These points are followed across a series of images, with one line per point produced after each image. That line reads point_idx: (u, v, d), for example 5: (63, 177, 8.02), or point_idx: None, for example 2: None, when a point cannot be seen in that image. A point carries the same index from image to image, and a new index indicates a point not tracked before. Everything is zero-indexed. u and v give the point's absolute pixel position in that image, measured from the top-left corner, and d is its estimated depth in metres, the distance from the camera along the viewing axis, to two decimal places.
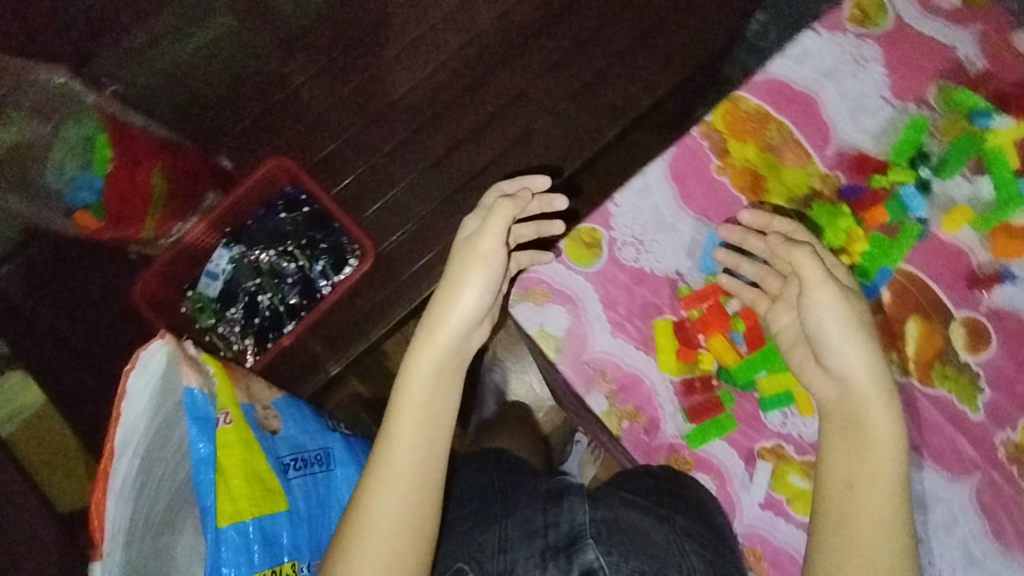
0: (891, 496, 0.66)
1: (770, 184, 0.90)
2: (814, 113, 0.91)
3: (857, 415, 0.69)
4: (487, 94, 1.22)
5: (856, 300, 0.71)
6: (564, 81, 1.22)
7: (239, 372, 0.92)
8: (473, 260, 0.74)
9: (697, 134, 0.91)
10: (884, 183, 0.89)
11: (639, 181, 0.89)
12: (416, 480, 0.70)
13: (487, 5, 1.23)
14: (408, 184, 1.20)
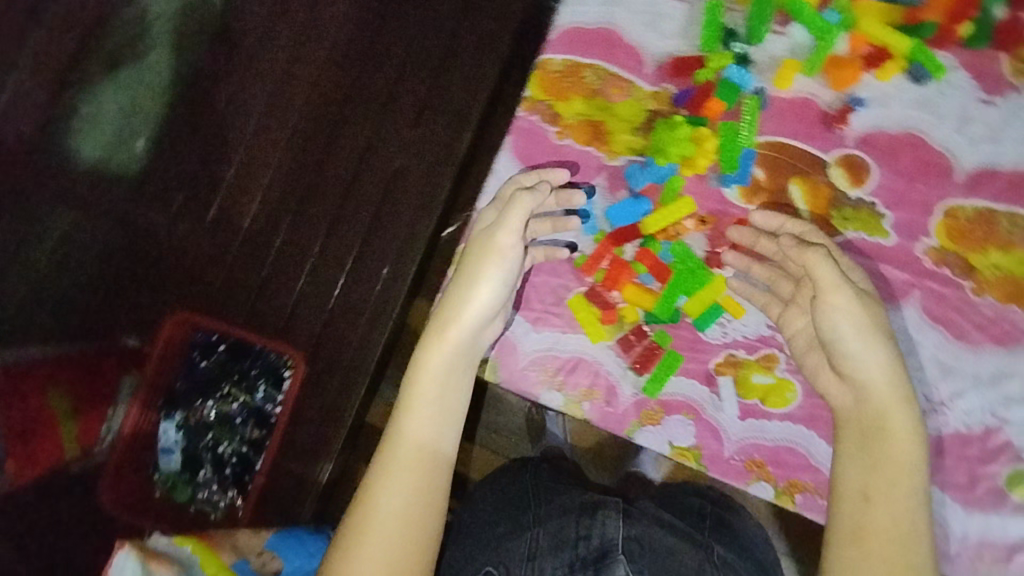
0: (906, 510, 0.65)
1: (610, 126, 0.90)
2: (618, 42, 0.92)
3: (879, 417, 0.69)
4: (339, 156, 1.20)
5: (870, 303, 0.72)
6: (403, 111, 1.22)
7: (222, 535, 0.94)
8: (490, 256, 0.79)
9: (524, 113, 0.92)
10: (709, 74, 0.89)
11: (493, 182, 0.91)
12: (425, 470, 0.72)
13: (299, 74, 1.21)
14: (308, 274, 1.18)
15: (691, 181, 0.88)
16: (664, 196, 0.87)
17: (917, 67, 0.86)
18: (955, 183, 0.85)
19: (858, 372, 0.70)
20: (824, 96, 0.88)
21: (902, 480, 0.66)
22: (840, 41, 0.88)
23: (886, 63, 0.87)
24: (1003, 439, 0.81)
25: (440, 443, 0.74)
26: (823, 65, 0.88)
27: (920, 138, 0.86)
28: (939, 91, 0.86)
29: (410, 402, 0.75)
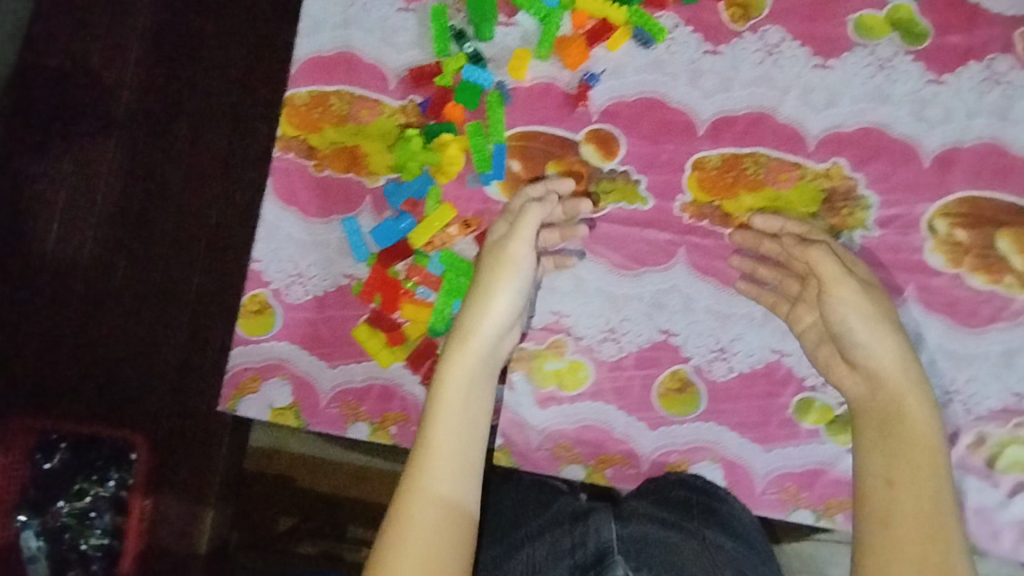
0: (935, 492, 0.65)
1: (365, 148, 0.91)
2: (359, 64, 0.92)
3: (893, 408, 0.70)
4: (129, 217, 1.13)
5: (877, 297, 0.75)
6: (186, 152, 1.14)
7: None
8: (504, 268, 0.77)
9: (280, 153, 0.92)
10: (447, 79, 0.89)
11: (263, 227, 0.91)
12: (455, 493, 0.66)
13: (69, 141, 1.14)
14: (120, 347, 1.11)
15: (450, 187, 0.88)
16: (427, 207, 0.87)
17: (640, 32, 0.88)
18: (697, 137, 0.87)
19: (865, 365, 0.73)
20: (562, 77, 0.90)
21: (925, 457, 0.67)
22: (565, 21, 0.90)
23: (612, 34, 0.88)
24: (786, 370, 0.83)
25: (471, 448, 0.69)
26: (555, 47, 0.89)
27: (658, 99, 0.88)
28: (667, 50, 0.88)
29: (441, 405, 0.71)
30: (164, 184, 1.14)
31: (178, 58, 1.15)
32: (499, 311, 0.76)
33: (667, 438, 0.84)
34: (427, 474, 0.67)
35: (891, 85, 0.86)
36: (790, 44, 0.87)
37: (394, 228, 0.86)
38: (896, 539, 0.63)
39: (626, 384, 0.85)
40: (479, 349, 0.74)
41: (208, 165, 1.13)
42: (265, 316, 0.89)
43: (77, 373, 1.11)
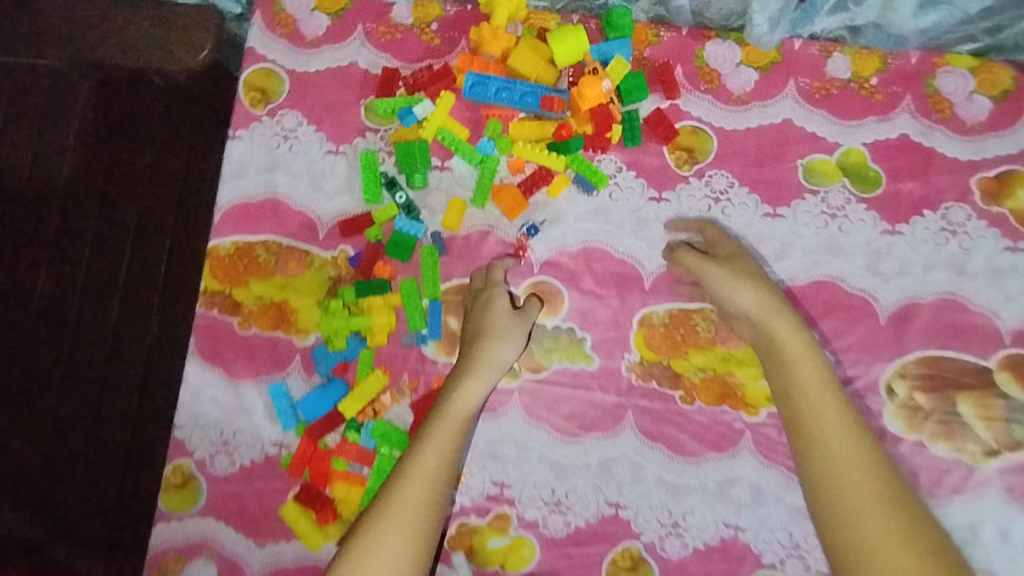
0: (860, 449, 0.66)
1: (294, 303, 0.85)
2: (285, 211, 0.86)
3: (814, 399, 0.69)
4: (49, 351, 1.04)
5: (745, 258, 0.79)
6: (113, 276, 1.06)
7: None
8: (491, 336, 0.77)
9: (203, 309, 0.86)
10: (377, 232, 0.84)
11: (186, 392, 0.85)
12: (430, 484, 0.67)
13: None
14: (34, 497, 1.01)
15: (383, 348, 0.83)
16: (359, 373, 0.82)
17: (581, 179, 0.83)
18: (644, 292, 0.83)
19: (783, 365, 0.72)
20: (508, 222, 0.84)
21: (839, 426, 0.67)
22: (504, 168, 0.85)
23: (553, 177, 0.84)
24: (743, 545, 0.79)
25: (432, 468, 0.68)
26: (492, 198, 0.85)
27: (603, 250, 0.84)
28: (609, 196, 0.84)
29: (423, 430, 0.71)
30: (83, 308, 1.05)
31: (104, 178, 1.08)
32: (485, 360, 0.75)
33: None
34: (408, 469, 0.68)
35: (845, 236, 0.81)
36: (737, 190, 0.83)
37: (323, 397, 0.81)
38: (853, 527, 0.61)
39: (574, 561, 0.80)
40: (465, 401, 0.72)
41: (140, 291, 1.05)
42: (189, 490, 0.83)
43: None
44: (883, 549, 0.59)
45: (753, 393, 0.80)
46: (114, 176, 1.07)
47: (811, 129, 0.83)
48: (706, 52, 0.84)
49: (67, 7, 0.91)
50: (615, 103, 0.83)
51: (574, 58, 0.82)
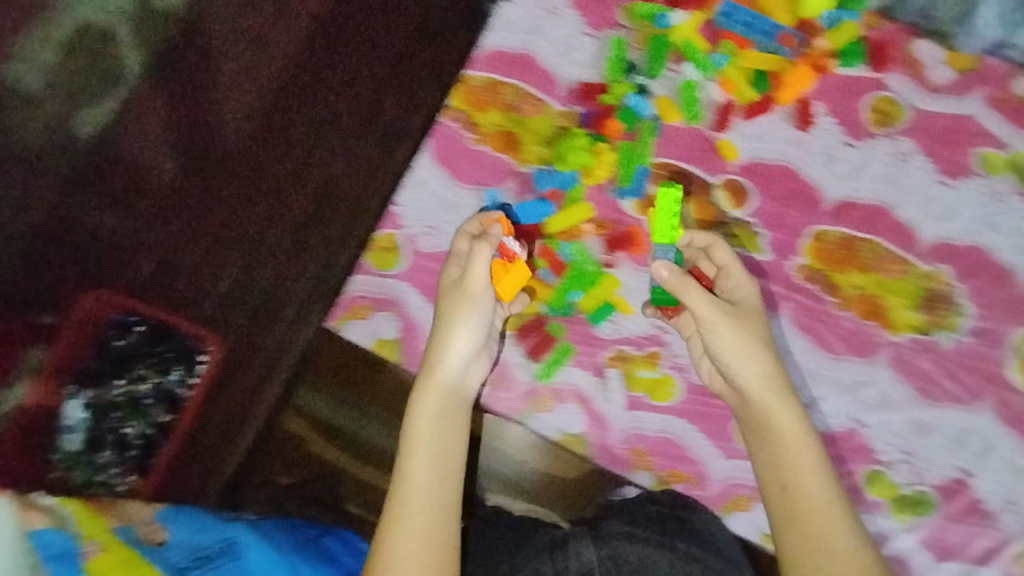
0: (822, 497, 0.73)
1: (522, 137, 0.99)
2: (536, 67, 1.02)
3: (793, 481, 0.74)
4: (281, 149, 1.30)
5: (748, 320, 0.80)
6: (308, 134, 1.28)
7: (109, 501, 0.90)
8: (464, 303, 0.83)
9: (445, 120, 1.00)
10: (612, 99, 0.99)
11: (411, 178, 0.98)
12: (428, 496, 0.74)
13: (218, 62, 1.30)
14: (233, 269, 1.24)
15: (590, 189, 0.96)
16: (567, 200, 0.95)
17: (664, 249, 0.85)
18: (822, 211, 0.96)
19: (770, 445, 0.76)
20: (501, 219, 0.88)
21: (802, 468, 0.74)
22: (483, 260, 0.82)
23: (519, 261, 0.86)
24: (861, 440, 0.89)
25: (433, 522, 0.73)
26: (507, 297, 0.88)
27: (795, 170, 0.97)
28: (683, 285, 0.79)
29: (410, 487, 0.75)
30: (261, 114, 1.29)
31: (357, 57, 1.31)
32: (459, 424, 0.80)
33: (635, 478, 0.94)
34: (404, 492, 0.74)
35: (1004, 216, 0.95)
36: (918, 157, 0.98)
37: (535, 210, 0.94)
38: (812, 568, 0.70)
39: (711, 412, 0.89)
40: (418, 470, 0.76)
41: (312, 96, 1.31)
42: (393, 255, 0.95)
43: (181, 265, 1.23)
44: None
45: (897, 317, 0.92)
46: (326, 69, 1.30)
47: (993, 128, 0.98)
48: (920, 51, 1.00)
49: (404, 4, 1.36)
50: (830, 59, 0.99)
51: (812, 13, 0.99)
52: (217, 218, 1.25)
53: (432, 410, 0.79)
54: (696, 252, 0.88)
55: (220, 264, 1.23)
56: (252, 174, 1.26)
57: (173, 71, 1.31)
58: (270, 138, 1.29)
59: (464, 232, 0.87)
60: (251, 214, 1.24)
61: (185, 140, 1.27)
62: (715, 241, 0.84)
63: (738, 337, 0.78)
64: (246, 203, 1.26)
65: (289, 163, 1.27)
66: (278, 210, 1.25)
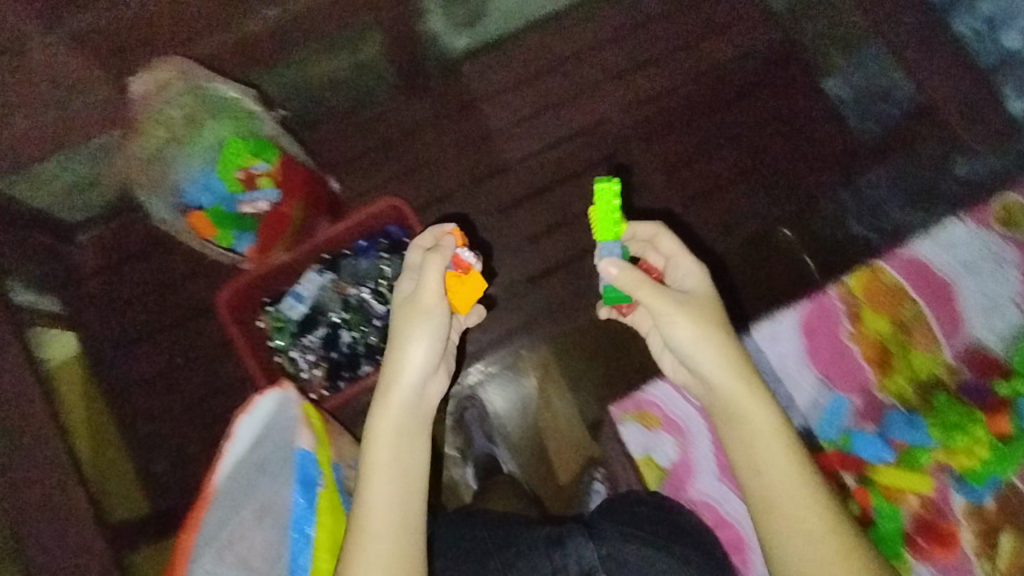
0: (809, 501, 0.69)
1: (897, 362, 0.90)
2: (949, 302, 0.92)
3: (768, 490, 0.70)
4: (604, 173, 1.29)
5: (715, 316, 0.74)
6: (631, 173, 1.30)
7: (336, 427, 0.88)
8: (415, 315, 0.76)
9: (835, 293, 0.92)
10: (1010, 390, 0.87)
11: (769, 327, 0.91)
12: (389, 525, 0.70)
13: (601, 67, 1.32)
14: (503, 249, 1.25)
15: (934, 462, 0.86)
16: (904, 458, 0.87)
17: (608, 250, 0.76)
18: None
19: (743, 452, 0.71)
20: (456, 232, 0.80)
21: (785, 471, 0.70)
22: (434, 269, 0.76)
23: (474, 273, 0.80)
24: None
25: (406, 521, 0.70)
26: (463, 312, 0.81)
27: None
28: (635, 284, 0.72)
29: (368, 502, 0.71)
30: (608, 137, 1.31)
31: (715, 142, 1.32)
32: (421, 444, 0.75)
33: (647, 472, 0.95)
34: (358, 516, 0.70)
35: None
36: None
37: (865, 447, 0.88)
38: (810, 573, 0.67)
39: None
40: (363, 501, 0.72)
41: (654, 144, 1.31)
42: None
43: (467, 210, 1.25)
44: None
45: None
46: (685, 135, 1.32)
47: None
48: None
49: (787, 119, 1.33)
50: None
51: None
52: (517, 193, 1.27)
53: (390, 428, 0.74)
54: (643, 246, 0.83)
55: (496, 233, 1.25)
56: (568, 177, 1.28)
57: (559, 48, 1.32)
58: (600, 158, 1.30)
59: (416, 245, 0.81)
60: (547, 214, 1.26)
61: (536, 111, 1.29)
62: (659, 229, 0.80)
63: (695, 326, 0.73)
64: (549, 200, 1.27)
65: (604, 192, 1.28)
66: (568, 226, 1.26)
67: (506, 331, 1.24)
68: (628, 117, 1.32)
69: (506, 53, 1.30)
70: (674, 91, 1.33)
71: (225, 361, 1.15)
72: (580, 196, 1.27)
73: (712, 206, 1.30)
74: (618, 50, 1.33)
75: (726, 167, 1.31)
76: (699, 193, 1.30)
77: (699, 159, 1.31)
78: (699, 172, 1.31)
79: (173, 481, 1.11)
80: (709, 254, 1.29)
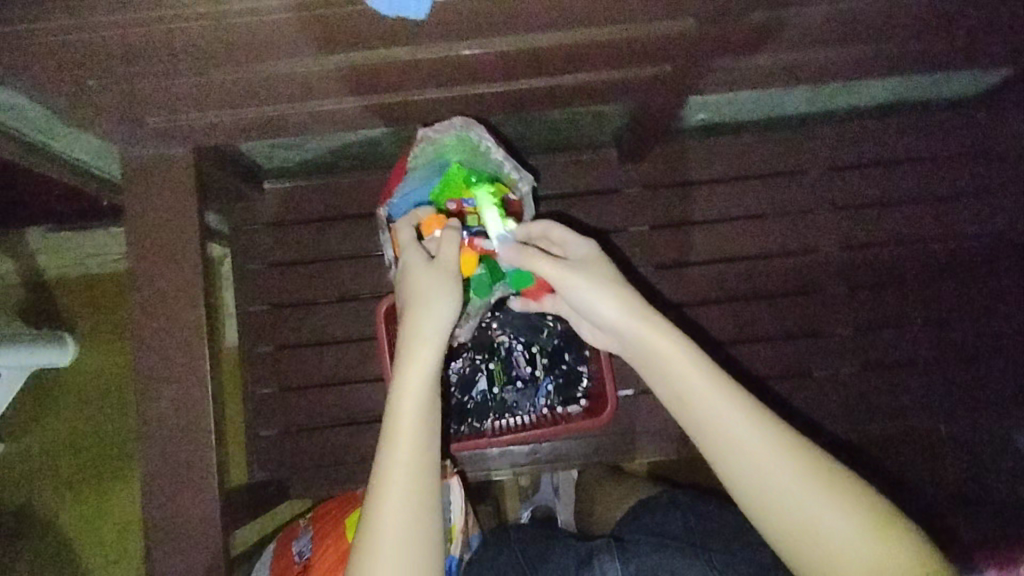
0: (786, 471, 0.65)
1: None
2: None
3: (743, 466, 0.66)
4: (789, 305, 1.21)
5: (587, 270, 0.76)
6: (818, 314, 1.21)
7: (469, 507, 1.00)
8: (425, 291, 0.72)
9: None
10: None
11: None
12: (412, 491, 0.67)
13: (831, 195, 1.21)
14: None
15: None
16: None
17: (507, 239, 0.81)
18: None
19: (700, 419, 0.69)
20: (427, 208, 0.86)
21: (759, 453, 0.66)
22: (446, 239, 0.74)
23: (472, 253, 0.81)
24: None
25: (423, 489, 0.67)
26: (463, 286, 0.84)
27: None
28: (527, 256, 0.76)
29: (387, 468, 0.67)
30: (808, 269, 1.21)
31: (918, 315, 1.22)
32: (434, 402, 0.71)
33: (683, 493, 0.95)
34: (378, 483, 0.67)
35: None
36: None
37: None
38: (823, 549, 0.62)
39: None
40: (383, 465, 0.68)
41: (853, 294, 1.21)
42: None
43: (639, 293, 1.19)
44: (860, 561, 0.61)
45: None
46: (889, 296, 1.22)
47: None
48: None
49: (1002, 320, 1.23)
50: None
51: None
52: (694, 294, 1.20)
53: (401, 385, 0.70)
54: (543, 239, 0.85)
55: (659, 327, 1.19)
56: (752, 297, 1.20)
57: (795, 160, 1.21)
58: (792, 289, 1.21)
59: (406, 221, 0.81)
60: (717, 326, 1.20)
61: (746, 217, 1.20)
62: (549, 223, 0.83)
63: (587, 280, 0.74)
64: (725, 312, 1.20)
65: (782, 325, 1.21)
66: (736, 344, 1.20)
67: (633, 428, 1.18)
68: (836, 257, 1.21)
69: (739, 147, 1.21)
70: (896, 246, 1.22)
71: (361, 358, 1.14)
72: (759, 322, 1.20)
73: (889, 379, 1.21)
74: (856, 185, 1.22)
75: (919, 345, 1.22)
76: (880, 361, 1.21)
77: (894, 326, 1.22)
78: (889, 340, 1.22)
79: (276, 453, 1.13)
80: (865, 425, 1.21)
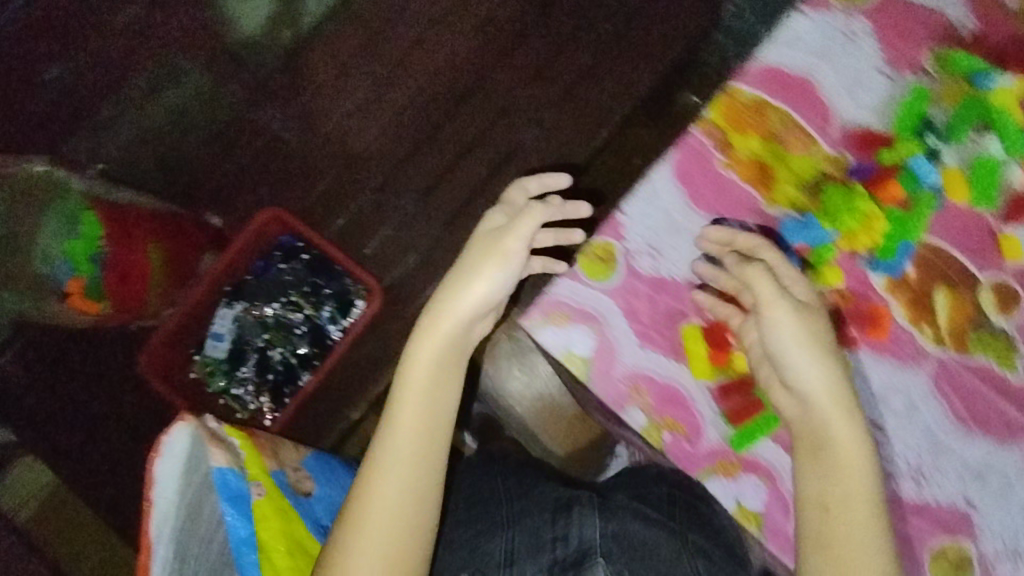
0: (865, 516, 0.71)
1: (778, 173, 0.88)
2: (812, 96, 0.88)
3: (837, 488, 0.72)
4: (471, 107, 1.24)
5: (810, 317, 0.75)
6: (494, 95, 1.25)
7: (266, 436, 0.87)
8: (491, 255, 0.74)
9: (699, 129, 0.89)
10: (894, 157, 0.86)
11: (647, 188, 0.89)
12: (415, 464, 0.71)
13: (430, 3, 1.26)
14: (406, 215, 1.22)
15: (844, 252, 0.86)
16: (816, 257, 0.86)
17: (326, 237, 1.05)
18: None
19: (822, 455, 0.73)
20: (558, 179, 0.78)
21: (863, 508, 0.71)
22: (526, 224, 0.74)
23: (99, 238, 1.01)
24: None
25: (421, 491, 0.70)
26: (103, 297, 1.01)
27: None
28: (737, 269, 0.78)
29: (378, 478, 0.70)
30: (460, 70, 1.25)
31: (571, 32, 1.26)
32: (448, 395, 0.74)
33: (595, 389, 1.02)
34: (382, 459, 0.70)
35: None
36: None
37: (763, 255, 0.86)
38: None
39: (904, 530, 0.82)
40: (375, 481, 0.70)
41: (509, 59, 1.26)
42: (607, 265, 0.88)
43: (352, 192, 1.22)
44: None
45: None
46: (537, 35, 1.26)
47: None
48: None
49: None
50: None
51: None
52: (396, 158, 1.23)
53: (417, 388, 0.73)
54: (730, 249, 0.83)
55: (390, 203, 1.22)
56: (435, 122, 1.24)
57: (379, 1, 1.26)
58: (460, 94, 1.25)
59: (518, 184, 0.78)
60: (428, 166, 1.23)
61: (380, 71, 1.25)
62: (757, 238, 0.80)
63: (798, 327, 0.74)
64: (424, 157, 1.23)
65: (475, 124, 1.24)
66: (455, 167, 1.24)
67: None
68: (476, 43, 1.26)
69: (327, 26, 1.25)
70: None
71: None
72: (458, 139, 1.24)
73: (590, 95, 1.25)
74: None
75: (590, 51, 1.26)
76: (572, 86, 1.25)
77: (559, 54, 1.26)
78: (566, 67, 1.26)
79: None
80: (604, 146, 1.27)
